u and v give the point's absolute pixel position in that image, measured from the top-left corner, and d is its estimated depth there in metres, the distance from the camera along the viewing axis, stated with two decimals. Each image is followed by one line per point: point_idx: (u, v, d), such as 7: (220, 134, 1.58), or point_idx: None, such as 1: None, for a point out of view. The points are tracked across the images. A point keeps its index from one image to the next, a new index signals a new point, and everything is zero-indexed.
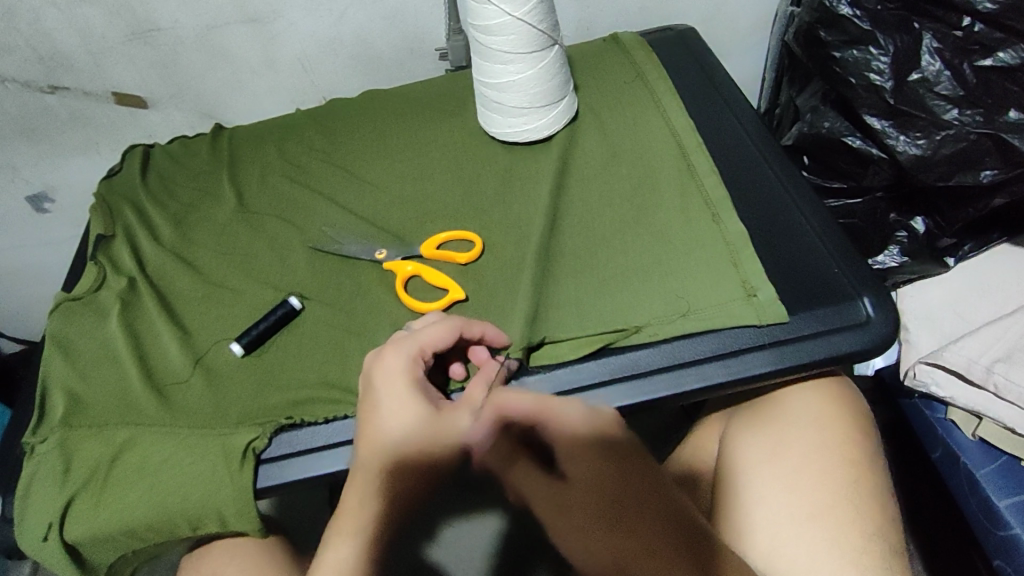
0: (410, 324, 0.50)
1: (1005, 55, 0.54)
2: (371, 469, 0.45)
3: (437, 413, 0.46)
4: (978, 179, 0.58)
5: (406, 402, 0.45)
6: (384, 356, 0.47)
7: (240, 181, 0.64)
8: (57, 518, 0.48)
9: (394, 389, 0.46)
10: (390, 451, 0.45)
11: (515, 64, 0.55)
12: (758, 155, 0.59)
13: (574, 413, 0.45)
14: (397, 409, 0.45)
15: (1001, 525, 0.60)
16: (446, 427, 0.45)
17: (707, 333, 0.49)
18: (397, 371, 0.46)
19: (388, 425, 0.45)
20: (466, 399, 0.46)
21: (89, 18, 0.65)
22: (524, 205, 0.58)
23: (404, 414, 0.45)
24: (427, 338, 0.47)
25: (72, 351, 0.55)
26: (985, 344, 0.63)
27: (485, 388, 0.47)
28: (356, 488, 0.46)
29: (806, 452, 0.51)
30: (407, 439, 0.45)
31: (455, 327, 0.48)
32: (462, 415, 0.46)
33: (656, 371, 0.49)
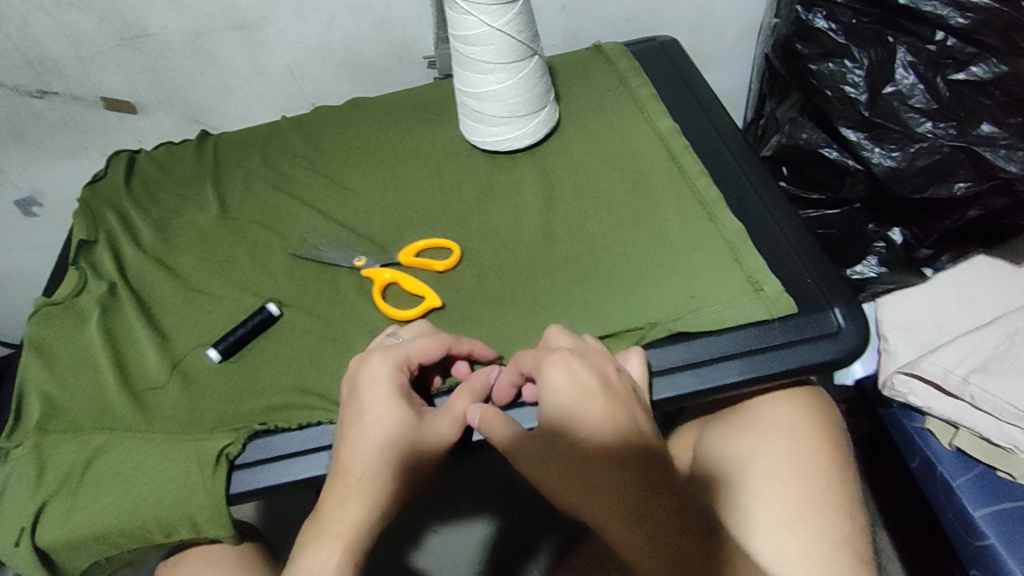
0: (397, 332, 0.50)
1: (977, 69, 0.54)
2: (357, 476, 0.46)
3: (419, 421, 0.47)
4: (952, 191, 0.59)
5: (390, 411, 0.46)
6: (368, 362, 0.47)
7: (223, 187, 0.65)
8: (30, 523, 0.48)
9: (380, 396, 0.46)
10: (375, 457, 0.46)
11: (495, 74, 0.55)
12: (737, 165, 0.60)
13: (560, 381, 0.45)
14: (382, 418, 0.46)
15: (977, 535, 0.60)
16: (429, 437, 0.46)
17: (691, 337, 0.50)
18: (382, 381, 0.46)
19: (373, 434, 0.46)
20: (449, 408, 0.47)
21: (78, 24, 0.66)
22: (503, 213, 0.58)
23: (388, 423, 0.46)
24: (415, 350, 0.47)
25: (50, 356, 0.55)
26: (960, 355, 0.63)
27: (470, 399, 0.48)
28: (339, 494, 0.46)
29: (781, 461, 0.51)
30: (390, 446, 0.46)
31: (444, 342, 0.48)
32: (446, 424, 0.47)
33: (663, 373, 0.49)
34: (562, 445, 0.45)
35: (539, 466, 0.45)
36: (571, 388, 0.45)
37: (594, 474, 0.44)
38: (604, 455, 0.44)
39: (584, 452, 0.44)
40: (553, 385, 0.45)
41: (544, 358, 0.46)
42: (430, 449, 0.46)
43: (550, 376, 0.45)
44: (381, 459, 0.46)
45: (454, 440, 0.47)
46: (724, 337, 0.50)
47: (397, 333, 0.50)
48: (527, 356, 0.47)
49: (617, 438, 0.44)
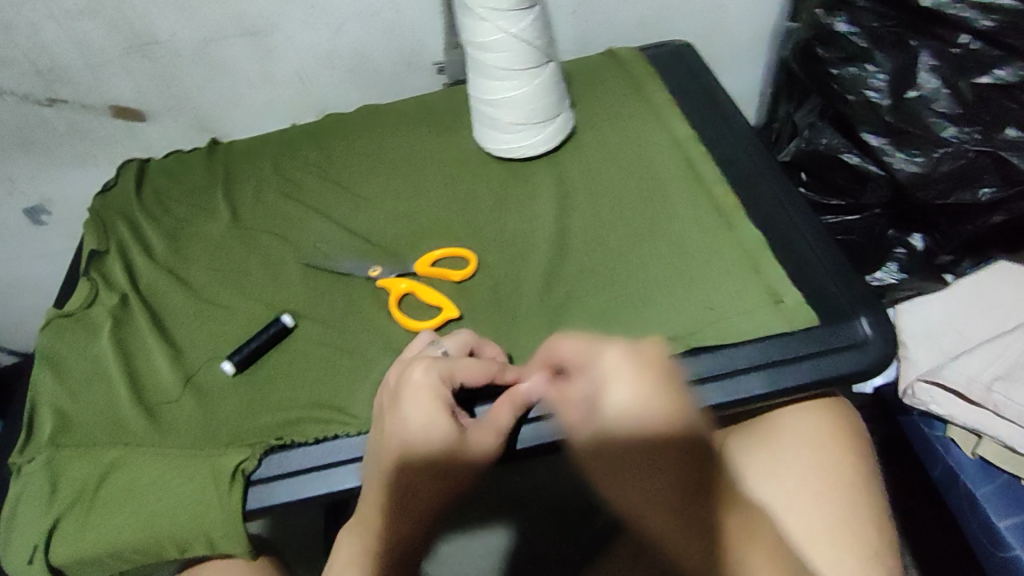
0: (439, 342, 0.48)
1: (1002, 73, 0.52)
2: (392, 484, 0.45)
3: (461, 433, 0.45)
4: (977, 197, 0.58)
5: (434, 423, 0.45)
6: (411, 373, 0.45)
7: (235, 196, 0.64)
8: (44, 539, 0.47)
9: (422, 408, 0.44)
10: (411, 467, 0.44)
11: (511, 81, 0.55)
12: (755, 171, 0.59)
13: (621, 384, 0.43)
14: (425, 428, 0.44)
15: (1002, 546, 0.59)
16: (474, 445, 0.45)
17: (716, 349, 0.49)
18: (425, 393, 0.44)
19: (415, 443, 0.44)
20: (493, 421, 0.46)
21: (86, 31, 0.65)
22: (519, 222, 0.58)
23: (430, 434, 0.44)
24: (459, 368, 0.46)
25: (63, 368, 0.55)
26: (985, 362, 0.62)
27: (510, 409, 0.46)
28: (373, 508, 0.46)
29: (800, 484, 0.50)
30: (429, 457, 0.45)
31: (489, 369, 0.47)
32: (490, 437, 0.45)
33: (692, 383, 0.48)
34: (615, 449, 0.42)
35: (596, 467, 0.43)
36: (630, 394, 0.42)
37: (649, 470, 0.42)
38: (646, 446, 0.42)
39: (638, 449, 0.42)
40: (617, 376, 0.43)
41: (601, 354, 0.44)
42: (468, 462, 0.45)
43: (607, 368, 0.43)
44: (421, 470, 0.45)
45: (495, 452, 0.45)
46: (769, 345, 0.49)
47: (436, 339, 0.48)
48: (568, 345, 0.45)
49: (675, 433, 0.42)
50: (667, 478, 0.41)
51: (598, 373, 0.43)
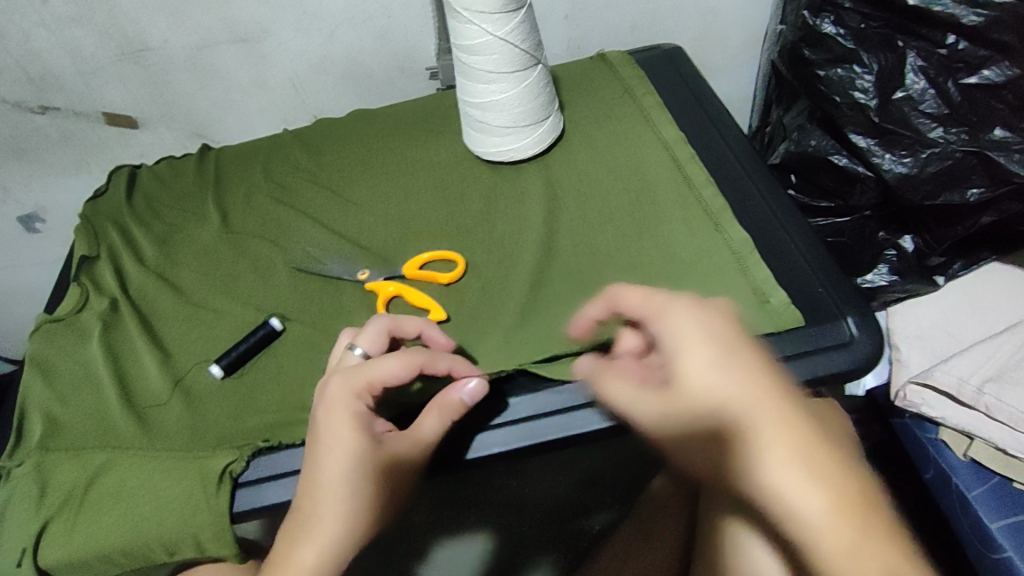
0: (357, 345, 0.46)
1: (989, 73, 0.53)
2: (314, 502, 0.42)
3: (379, 448, 0.43)
4: (965, 198, 0.58)
5: (347, 439, 0.42)
6: (329, 388, 0.43)
7: (226, 201, 0.64)
8: (31, 544, 0.47)
9: (337, 428, 0.42)
10: (337, 484, 0.42)
11: (498, 83, 0.55)
12: (744, 173, 0.59)
13: (693, 338, 0.36)
14: (339, 447, 0.42)
15: (994, 547, 0.59)
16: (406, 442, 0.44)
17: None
18: (341, 408, 0.43)
19: (329, 462, 0.42)
20: (416, 434, 0.44)
21: (79, 38, 0.66)
22: (508, 224, 0.58)
23: (345, 453, 0.42)
24: (377, 371, 0.43)
25: (53, 374, 0.55)
26: (974, 365, 0.62)
27: (437, 424, 0.45)
28: (331, 506, 0.42)
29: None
30: (351, 477, 0.42)
31: (411, 360, 0.44)
32: (410, 451, 0.44)
33: None
34: (689, 418, 0.36)
35: (673, 435, 0.37)
36: (708, 352, 0.36)
37: (730, 438, 0.35)
38: (737, 413, 0.34)
39: (722, 416, 0.35)
40: (686, 339, 0.36)
41: (669, 305, 0.39)
42: (393, 475, 0.43)
43: (676, 325, 0.37)
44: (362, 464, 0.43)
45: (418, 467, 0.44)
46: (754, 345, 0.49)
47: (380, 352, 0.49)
48: (635, 296, 0.41)
49: (765, 400, 0.34)
50: (759, 445, 0.34)
51: (669, 327, 0.38)
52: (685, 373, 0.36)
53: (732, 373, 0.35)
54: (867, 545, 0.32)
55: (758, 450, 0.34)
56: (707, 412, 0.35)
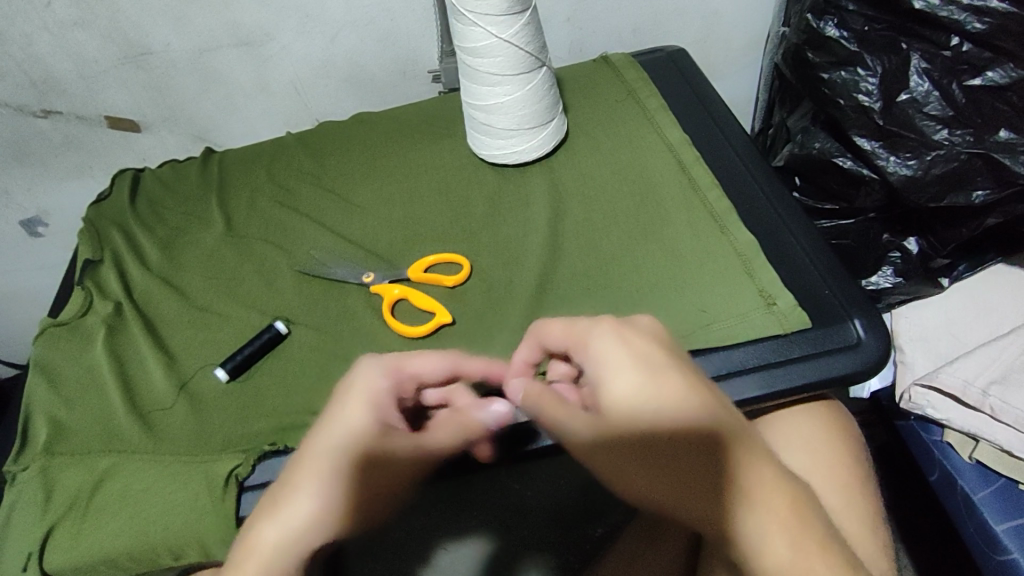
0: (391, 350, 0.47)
1: (994, 74, 0.53)
2: (300, 474, 0.41)
3: (381, 436, 0.42)
4: (971, 200, 0.58)
5: (353, 419, 0.42)
6: (358, 368, 0.43)
7: (229, 205, 0.64)
8: (36, 549, 0.47)
9: (349, 406, 0.42)
10: (329, 462, 0.41)
11: (503, 86, 0.55)
12: (748, 176, 0.59)
13: (625, 363, 0.40)
14: (343, 427, 0.41)
15: (999, 550, 0.59)
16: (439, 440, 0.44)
17: (705, 351, 0.49)
18: (362, 386, 0.42)
19: (329, 437, 0.41)
20: (423, 437, 0.43)
21: (81, 42, 0.66)
22: (512, 226, 0.58)
23: (347, 431, 0.41)
24: (416, 364, 0.44)
25: (57, 378, 0.55)
26: (980, 366, 0.62)
27: (448, 434, 0.44)
28: (318, 470, 0.41)
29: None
30: (343, 456, 0.41)
31: (449, 360, 0.45)
32: (410, 450, 0.42)
33: None
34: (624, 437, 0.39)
35: (604, 456, 0.40)
36: (642, 375, 0.40)
37: (662, 451, 0.38)
38: (669, 427, 0.38)
39: (653, 430, 0.38)
40: (615, 367, 0.40)
41: (592, 331, 0.42)
42: (386, 471, 0.42)
43: (605, 352, 0.41)
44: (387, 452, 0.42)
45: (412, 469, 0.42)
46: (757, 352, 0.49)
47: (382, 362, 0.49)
48: (555, 329, 0.43)
49: (699, 412, 0.38)
50: (683, 454, 0.38)
51: (593, 351, 0.41)
52: (618, 392, 0.40)
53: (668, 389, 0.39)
54: (799, 536, 0.37)
55: (691, 461, 0.38)
56: (634, 434, 0.39)
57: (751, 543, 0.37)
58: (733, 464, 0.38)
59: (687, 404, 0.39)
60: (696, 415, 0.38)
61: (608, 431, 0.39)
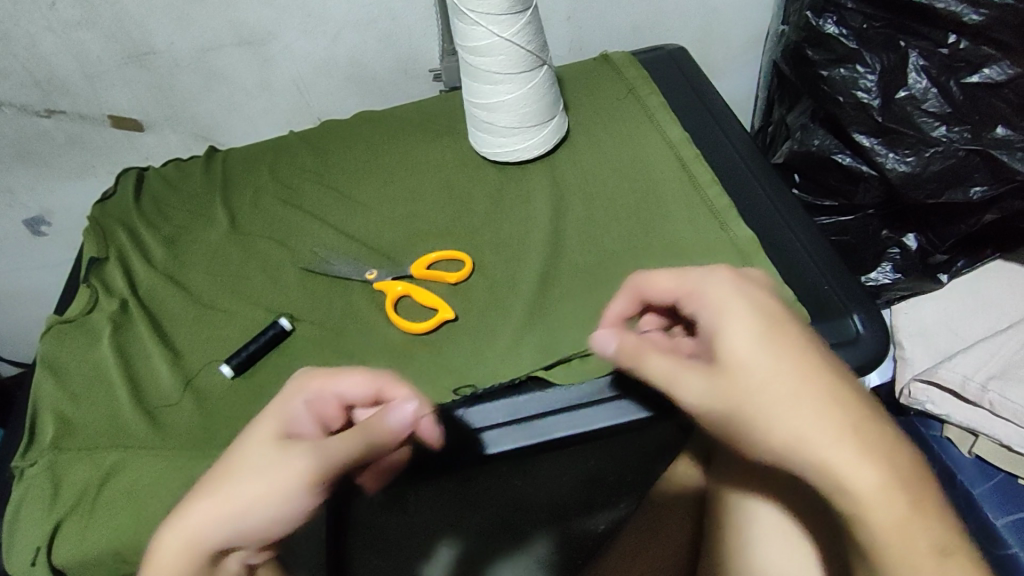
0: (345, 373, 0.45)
1: (990, 72, 0.54)
2: (210, 476, 0.37)
3: (278, 444, 0.37)
4: (969, 196, 0.59)
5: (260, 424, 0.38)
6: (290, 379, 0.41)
7: (234, 203, 0.65)
8: (45, 542, 0.47)
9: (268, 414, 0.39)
10: (230, 467, 0.37)
11: (504, 84, 0.56)
12: (748, 173, 0.59)
13: (741, 320, 0.36)
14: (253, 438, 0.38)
15: (999, 543, 0.61)
16: (338, 445, 0.37)
17: None
18: (282, 397, 0.40)
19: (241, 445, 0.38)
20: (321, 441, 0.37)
21: (85, 42, 0.66)
22: (514, 223, 0.58)
23: (253, 438, 0.38)
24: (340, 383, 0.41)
25: (64, 374, 0.55)
26: (979, 361, 0.63)
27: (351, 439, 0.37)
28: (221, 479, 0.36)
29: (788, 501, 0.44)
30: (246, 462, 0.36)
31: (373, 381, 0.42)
32: (305, 454, 0.36)
33: None
34: (741, 401, 0.34)
35: (712, 420, 0.36)
36: (756, 333, 0.35)
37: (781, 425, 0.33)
38: (782, 391, 0.33)
39: (769, 395, 0.34)
40: (734, 320, 0.36)
41: (706, 280, 0.38)
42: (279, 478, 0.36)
43: (719, 301, 0.37)
44: (287, 458, 0.36)
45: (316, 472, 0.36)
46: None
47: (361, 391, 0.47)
48: (667, 280, 0.41)
49: (815, 375, 0.34)
50: (809, 424, 0.33)
51: (710, 296, 0.38)
52: (726, 350, 0.35)
53: (773, 355, 0.34)
54: (922, 520, 0.31)
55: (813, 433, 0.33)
56: (750, 395, 0.34)
57: (877, 520, 0.31)
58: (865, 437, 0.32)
59: (809, 365, 0.34)
60: (825, 374, 0.34)
61: (721, 392, 0.35)
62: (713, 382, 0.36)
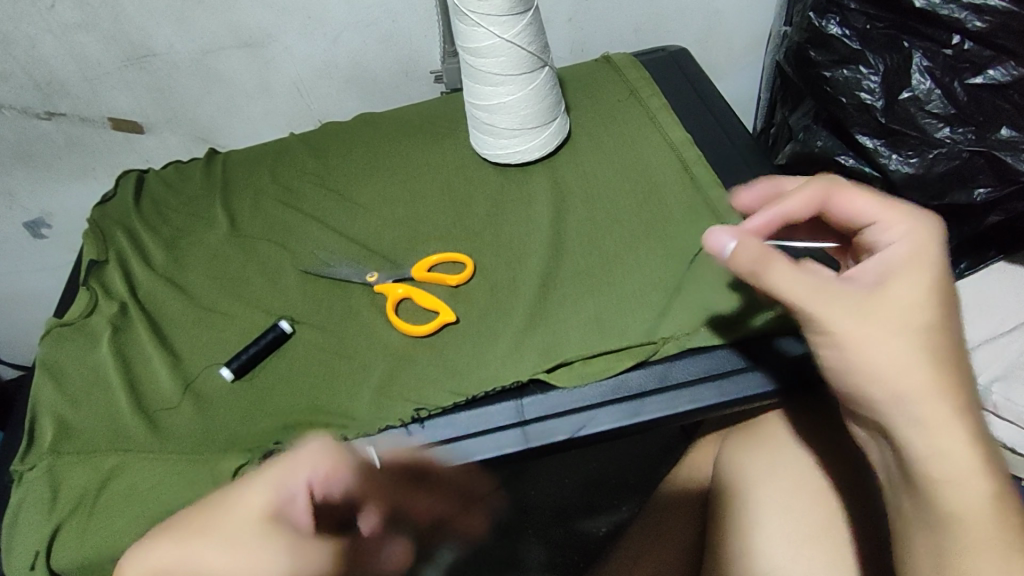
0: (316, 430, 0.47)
1: (995, 73, 0.54)
2: (194, 522, 0.42)
3: (258, 523, 0.41)
4: (972, 197, 0.59)
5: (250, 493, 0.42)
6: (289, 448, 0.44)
7: (234, 205, 0.64)
8: (44, 547, 0.47)
9: (256, 483, 0.42)
10: (211, 529, 0.41)
11: (505, 86, 0.55)
12: (750, 174, 0.59)
13: (914, 273, 0.40)
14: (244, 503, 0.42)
15: None
16: (311, 546, 0.42)
17: (712, 349, 0.49)
18: (273, 471, 0.43)
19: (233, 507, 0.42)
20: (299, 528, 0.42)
21: (85, 44, 0.66)
22: (515, 225, 0.58)
23: (242, 503, 0.42)
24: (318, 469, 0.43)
25: (63, 378, 0.55)
26: (982, 364, 0.64)
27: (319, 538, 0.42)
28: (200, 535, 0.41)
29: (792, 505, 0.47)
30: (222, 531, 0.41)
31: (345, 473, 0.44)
32: (281, 546, 0.41)
33: (693, 381, 0.49)
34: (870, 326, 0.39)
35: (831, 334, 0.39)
36: (919, 287, 0.40)
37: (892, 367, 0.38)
38: (919, 343, 0.39)
39: (913, 338, 0.39)
40: (908, 270, 0.41)
41: (904, 225, 0.42)
42: (244, 559, 0.40)
43: (907, 244, 0.42)
44: (270, 543, 0.41)
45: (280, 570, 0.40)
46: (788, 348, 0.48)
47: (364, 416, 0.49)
48: (860, 204, 0.44)
49: (940, 345, 0.39)
50: (920, 386, 0.38)
51: (896, 241, 0.42)
52: (892, 289, 0.40)
53: (915, 310, 0.39)
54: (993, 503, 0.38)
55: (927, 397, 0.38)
56: (888, 331, 0.39)
57: (960, 492, 0.37)
58: (963, 403, 0.38)
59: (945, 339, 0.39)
60: (950, 352, 0.39)
61: (860, 316, 0.39)
62: (863, 305, 0.39)
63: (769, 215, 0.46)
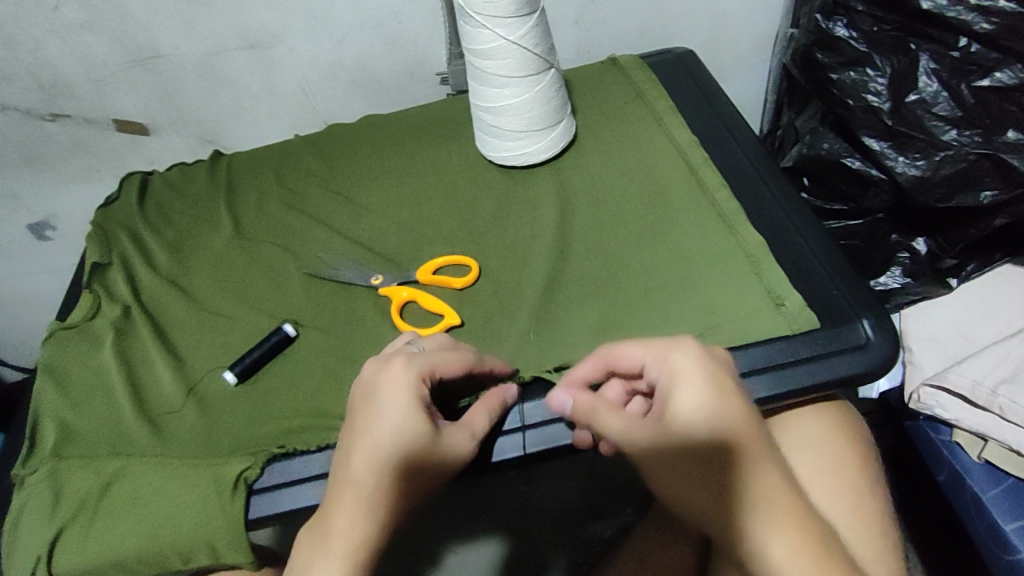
0: (416, 341, 0.46)
1: (1002, 75, 0.53)
2: (352, 479, 0.41)
3: (437, 436, 0.42)
4: (979, 200, 0.58)
5: (409, 420, 0.41)
6: (389, 367, 0.42)
7: (238, 208, 0.64)
8: (45, 552, 0.46)
9: (400, 403, 0.41)
10: (411, 471, 0.41)
11: (512, 87, 0.55)
12: (756, 176, 0.59)
13: (688, 394, 0.41)
14: (399, 430, 0.41)
15: (1008, 551, 0.59)
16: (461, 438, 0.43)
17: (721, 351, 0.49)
18: (403, 387, 0.42)
19: (381, 445, 0.41)
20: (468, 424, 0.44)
21: (90, 46, 0.66)
22: (521, 228, 0.58)
23: (403, 430, 0.41)
24: (440, 362, 0.44)
25: (66, 381, 0.55)
26: (988, 366, 0.62)
27: (486, 415, 0.45)
28: (359, 497, 0.41)
29: None
30: (400, 455, 0.41)
31: (467, 360, 0.45)
32: (465, 439, 0.44)
33: None
34: (677, 450, 0.41)
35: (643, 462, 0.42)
36: (698, 398, 0.41)
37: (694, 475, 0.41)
38: (698, 453, 0.40)
39: (677, 446, 0.41)
40: (685, 392, 0.41)
41: (672, 350, 0.42)
42: (439, 462, 0.42)
43: (681, 366, 0.41)
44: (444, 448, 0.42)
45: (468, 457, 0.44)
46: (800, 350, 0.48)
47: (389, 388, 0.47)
48: (634, 347, 0.43)
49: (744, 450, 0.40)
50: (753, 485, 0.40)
51: (673, 363, 0.42)
52: (668, 412, 0.41)
53: (696, 420, 0.40)
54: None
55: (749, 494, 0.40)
56: (685, 441, 0.40)
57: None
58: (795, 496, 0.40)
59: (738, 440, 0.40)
60: (758, 447, 0.40)
61: (648, 441, 0.41)
62: (649, 427, 0.42)
63: (595, 359, 0.46)
